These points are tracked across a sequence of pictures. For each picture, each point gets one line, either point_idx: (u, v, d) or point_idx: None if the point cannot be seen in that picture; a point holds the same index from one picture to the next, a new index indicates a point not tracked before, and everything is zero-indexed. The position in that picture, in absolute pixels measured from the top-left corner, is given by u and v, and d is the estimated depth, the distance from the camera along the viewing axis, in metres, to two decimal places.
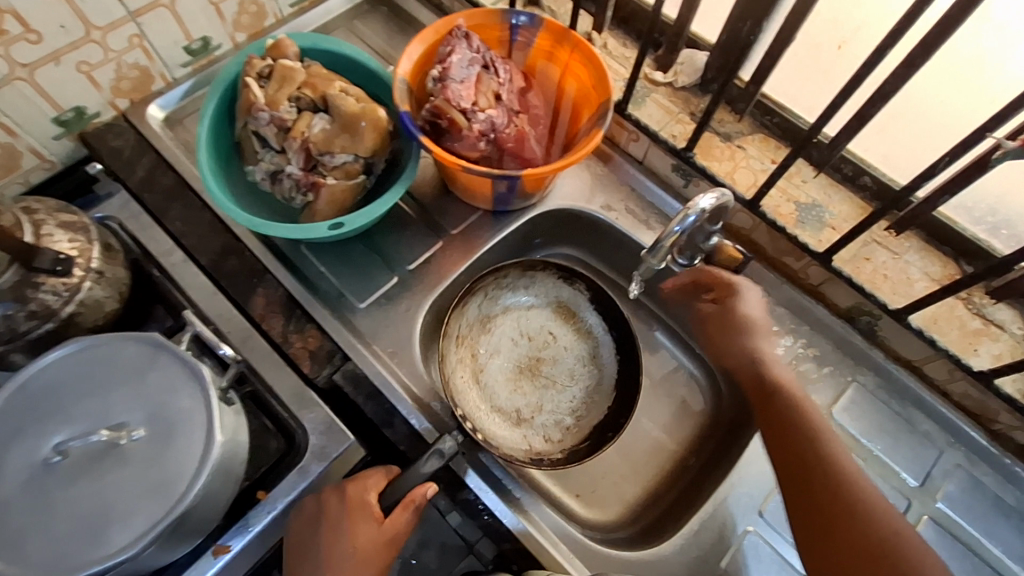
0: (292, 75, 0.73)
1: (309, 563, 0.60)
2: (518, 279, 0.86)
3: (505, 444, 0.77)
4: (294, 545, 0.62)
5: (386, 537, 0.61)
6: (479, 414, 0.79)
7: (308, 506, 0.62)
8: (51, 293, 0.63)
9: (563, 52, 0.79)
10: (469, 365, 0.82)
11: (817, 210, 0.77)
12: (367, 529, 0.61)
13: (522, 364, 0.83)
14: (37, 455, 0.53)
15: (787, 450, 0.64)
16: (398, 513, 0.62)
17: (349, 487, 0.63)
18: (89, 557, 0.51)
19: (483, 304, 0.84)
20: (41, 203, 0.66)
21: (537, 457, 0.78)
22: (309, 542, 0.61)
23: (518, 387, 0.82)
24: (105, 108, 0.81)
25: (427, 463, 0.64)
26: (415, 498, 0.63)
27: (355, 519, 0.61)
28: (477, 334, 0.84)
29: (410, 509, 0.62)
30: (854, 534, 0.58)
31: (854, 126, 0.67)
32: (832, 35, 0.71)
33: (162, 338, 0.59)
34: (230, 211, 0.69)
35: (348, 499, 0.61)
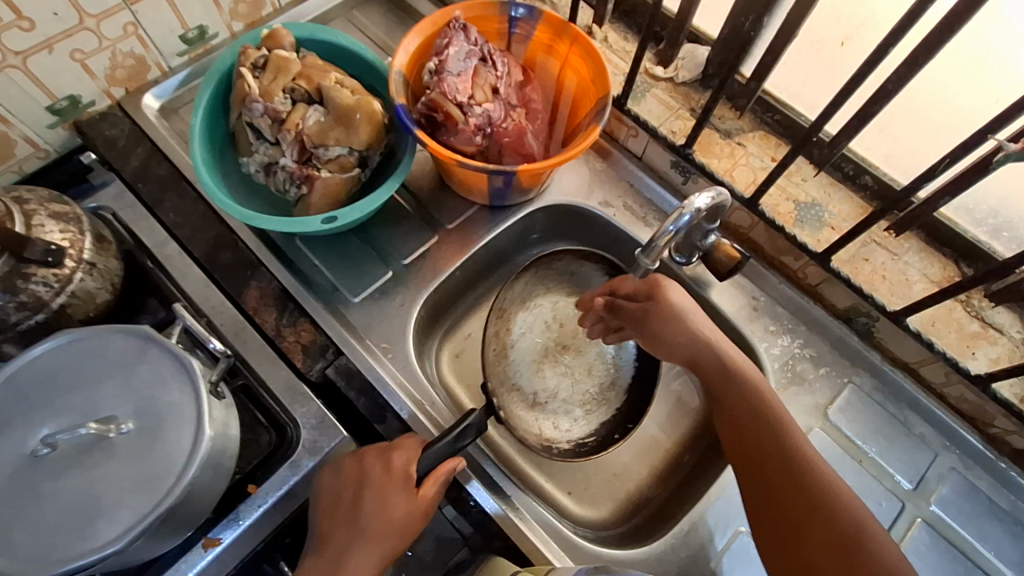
0: (287, 66, 0.72)
1: (341, 526, 0.60)
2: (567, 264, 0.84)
3: (520, 425, 0.76)
4: (326, 505, 0.61)
5: (420, 508, 0.62)
6: (502, 386, 0.78)
7: (347, 467, 0.63)
8: (42, 284, 0.62)
9: (562, 45, 0.77)
10: (500, 337, 0.81)
11: (816, 210, 0.77)
12: (404, 500, 0.61)
13: (548, 348, 0.82)
14: (25, 447, 0.53)
15: (746, 441, 0.62)
16: (428, 482, 0.62)
17: (393, 451, 0.63)
18: (76, 550, 0.51)
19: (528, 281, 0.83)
20: (33, 193, 0.66)
21: (547, 444, 0.77)
22: (345, 505, 0.61)
23: (542, 370, 0.81)
24: (100, 97, 0.81)
25: (461, 436, 0.65)
26: (446, 470, 0.63)
27: (394, 487, 0.61)
28: (518, 310, 0.82)
29: (439, 483, 0.63)
30: (817, 525, 0.55)
31: (856, 125, 0.65)
32: (836, 31, 0.70)
33: (152, 331, 0.59)
34: (224, 203, 0.68)
35: (391, 465, 0.62)
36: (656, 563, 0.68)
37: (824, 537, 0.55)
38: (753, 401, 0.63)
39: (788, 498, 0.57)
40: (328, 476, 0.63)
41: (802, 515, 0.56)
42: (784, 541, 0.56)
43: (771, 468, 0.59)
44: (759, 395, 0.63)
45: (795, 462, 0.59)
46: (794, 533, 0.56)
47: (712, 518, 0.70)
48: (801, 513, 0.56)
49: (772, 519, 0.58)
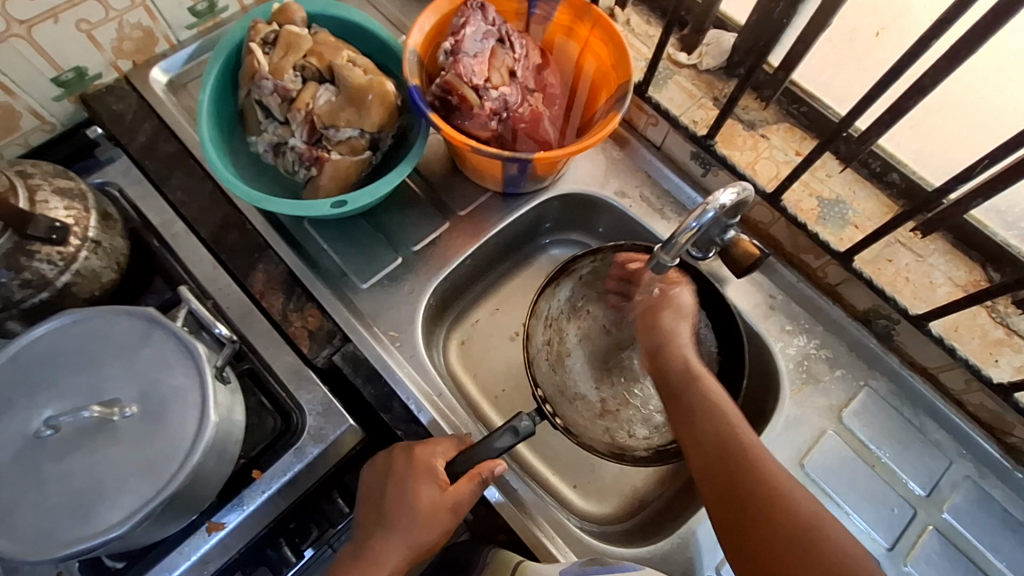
0: (298, 42, 0.70)
1: (372, 513, 0.62)
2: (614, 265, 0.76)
3: (586, 434, 0.71)
4: (367, 496, 0.63)
5: (445, 503, 0.60)
6: (558, 397, 0.74)
7: (379, 462, 0.64)
8: (46, 262, 0.61)
9: (583, 28, 0.74)
10: (555, 346, 0.77)
11: (840, 207, 0.74)
12: (429, 490, 0.60)
13: (612, 353, 0.77)
14: (28, 428, 0.53)
15: (706, 451, 0.57)
16: (463, 482, 0.60)
17: (416, 447, 0.63)
18: (79, 534, 0.50)
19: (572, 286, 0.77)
20: (37, 167, 0.64)
21: (619, 451, 0.71)
22: (377, 495, 0.62)
23: (607, 378, 0.76)
24: (107, 69, 0.79)
25: (500, 438, 0.62)
26: (483, 471, 0.60)
27: (419, 479, 0.60)
28: (566, 319, 0.78)
29: (474, 482, 0.60)
30: (792, 536, 0.50)
31: (887, 120, 0.63)
32: (871, 20, 0.67)
33: (157, 314, 0.58)
34: (230, 183, 0.67)
35: (414, 457, 0.62)
36: (661, 563, 0.67)
37: (797, 548, 0.50)
38: (711, 408, 0.59)
39: (756, 507, 0.53)
40: (367, 469, 0.65)
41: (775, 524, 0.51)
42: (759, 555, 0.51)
43: (737, 477, 0.55)
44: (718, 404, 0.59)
45: (762, 470, 0.54)
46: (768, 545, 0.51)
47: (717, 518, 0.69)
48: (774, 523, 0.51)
49: (743, 532, 0.53)
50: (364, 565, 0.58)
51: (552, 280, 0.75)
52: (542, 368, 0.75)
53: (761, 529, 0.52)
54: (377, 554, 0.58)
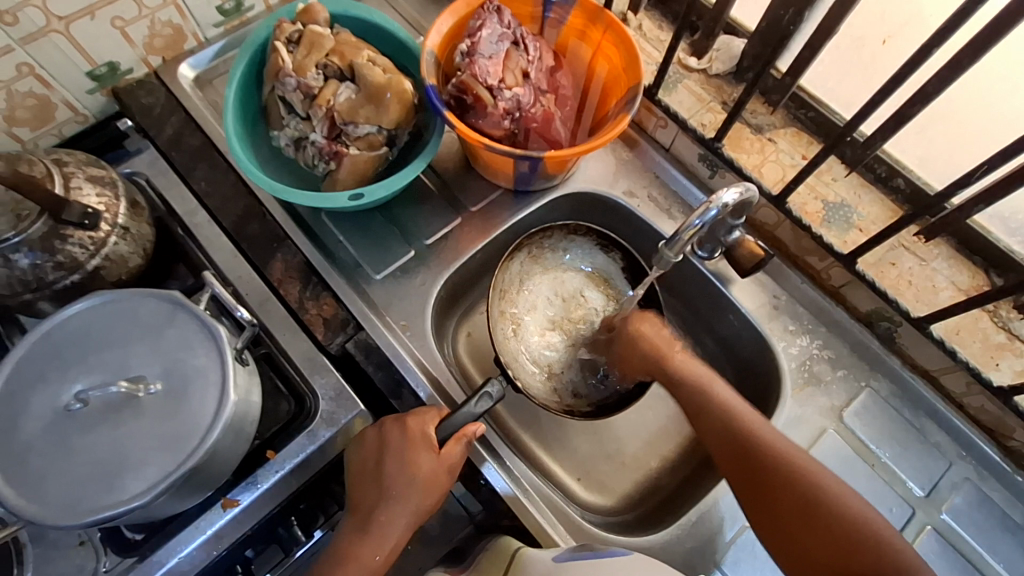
0: (321, 41, 0.73)
1: (369, 489, 0.64)
2: (558, 242, 0.82)
3: (538, 394, 0.78)
4: (357, 466, 0.65)
5: (444, 467, 0.63)
6: (516, 365, 0.79)
7: (369, 437, 0.65)
8: (78, 246, 0.64)
9: (595, 32, 0.77)
10: (507, 317, 0.81)
11: (845, 210, 0.76)
12: (426, 458, 0.62)
13: (556, 321, 0.83)
14: (59, 402, 0.56)
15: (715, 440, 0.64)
16: (451, 445, 0.63)
17: (409, 420, 0.64)
18: (103, 503, 0.53)
19: (524, 261, 0.82)
20: (72, 156, 0.68)
21: (567, 408, 0.78)
22: (369, 464, 0.64)
23: (553, 342, 0.82)
24: (138, 65, 0.83)
25: (479, 403, 0.64)
26: (467, 434, 0.63)
27: (414, 449, 0.62)
28: (516, 292, 0.82)
29: (463, 443, 0.63)
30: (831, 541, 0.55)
31: (891, 127, 0.64)
32: (879, 28, 0.69)
33: (181, 297, 0.60)
34: (253, 175, 0.69)
35: (408, 430, 0.63)
36: (661, 552, 0.69)
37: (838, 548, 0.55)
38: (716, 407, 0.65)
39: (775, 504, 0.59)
40: (354, 448, 0.66)
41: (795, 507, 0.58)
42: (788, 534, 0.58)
43: (749, 466, 0.61)
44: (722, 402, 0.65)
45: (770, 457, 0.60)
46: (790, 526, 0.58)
47: (713, 515, 0.70)
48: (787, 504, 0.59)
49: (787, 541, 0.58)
50: (374, 537, 0.61)
51: (505, 256, 0.79)
52: (501, 340, 0.79)
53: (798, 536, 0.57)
54: (384, 526, 0.62)
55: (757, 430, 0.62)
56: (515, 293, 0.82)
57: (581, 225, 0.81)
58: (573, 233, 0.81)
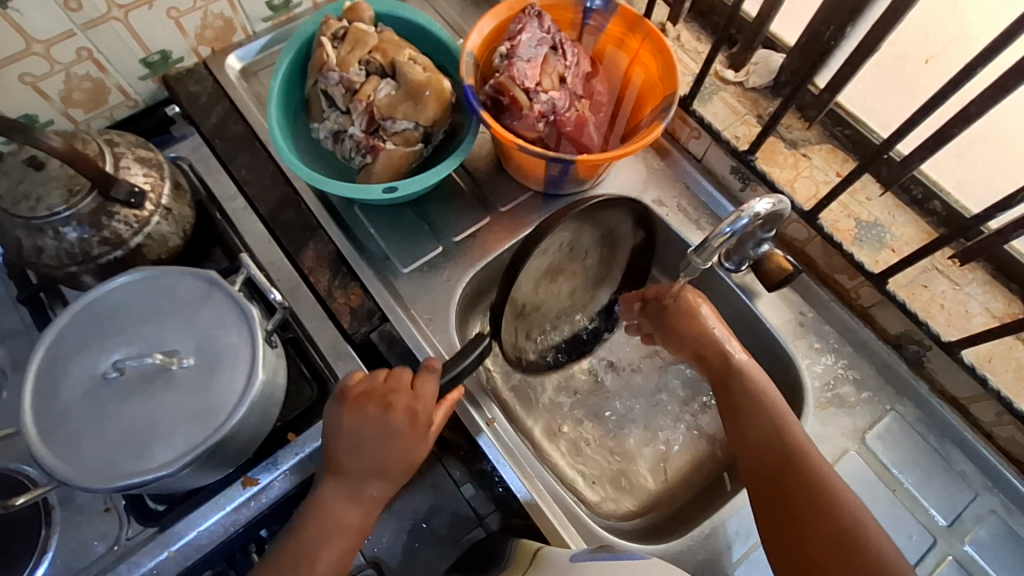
0: (365, 39, 0.75)
1: (360, 462, 0.61)
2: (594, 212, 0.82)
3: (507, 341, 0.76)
4: (339, 439, 0.62)
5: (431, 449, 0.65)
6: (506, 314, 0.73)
7: (370, 413, 0.62)
8: (123, 223, 0.67)
9: (634, 41, 0.78)
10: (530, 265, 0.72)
11: (878, 230, 0.75)
12: (422, 448, 0.63)
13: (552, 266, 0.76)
14: (97, 369, 0.58)
15: (740, 434, 0.64)
16: (440, 413, 0.64)
17: (420, 406, 0.63)
18: (132, 469, 0.54)
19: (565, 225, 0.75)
20: (123, 137, 0.71)
21: (517, 355, 0.79)
22: (359, 444, 0.61)
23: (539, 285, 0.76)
24: (188, 54, 0.86)
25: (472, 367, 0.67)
26: (453, 401, 0.66)
27: (420, 436, 0.63)
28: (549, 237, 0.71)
29: (448, 411, 0.65)
30: (831, 543, 0.55)
31: (929, 146, 0.64)
32: (922, 48, 0.68)
33: (217, 277, 0.62)
34: (292, 165, 0.72)
35: (419, 418, 0.63)
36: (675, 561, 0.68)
37: (836, 554, 0.54)
38: (751, 394, 0.65)
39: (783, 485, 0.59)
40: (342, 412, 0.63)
41: (809, 520, 0.56)
42: (791, 543, 0.56)
43: (774, 471, 0.60)
44: (762, 395, 0.65)
45: (805, 467, 0.59)
46: (800, 531, 0.56)
47: (727, 531, 0.70)
48: (807, 508, 0.57)
49: (783, 525, 0.58)
50: (362, 509, 0.62)
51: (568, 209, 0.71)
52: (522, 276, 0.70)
53: (804, 530, 0.56)
54: (373, 501, 0.62)
55: (795, 431, 0.62)
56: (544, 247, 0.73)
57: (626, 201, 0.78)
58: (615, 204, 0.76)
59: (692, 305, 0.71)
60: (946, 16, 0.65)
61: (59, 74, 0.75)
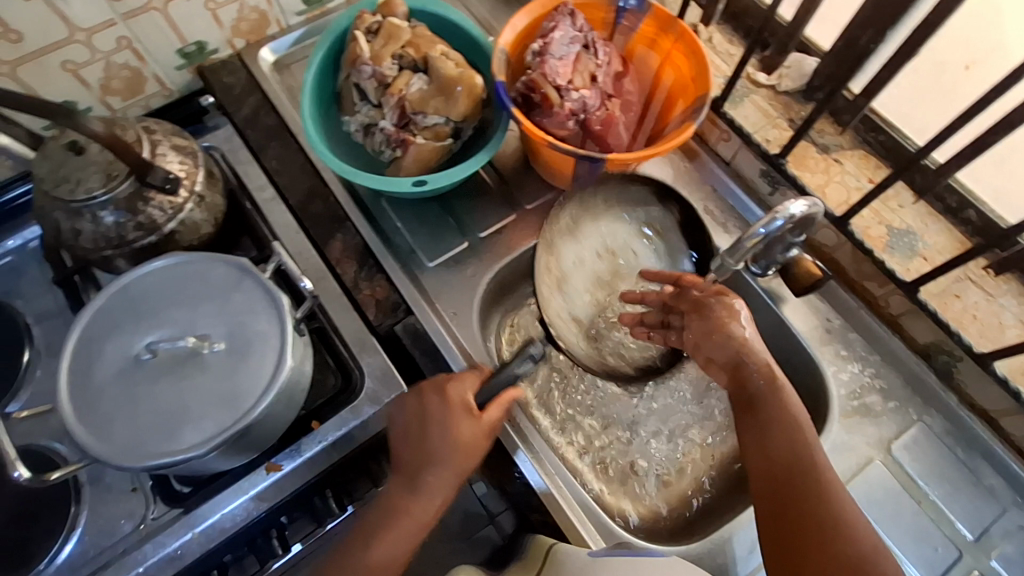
0: (398, 33, 0.75)
1: (412, 452, 0.65)
2: (613, 194, 0.83)
3: (580, 356, 0.80)
4: (397, 433, 0.67)
5: (484, 431, 0.65)
6: (558, 320, 0.81)
7: (410, 403, 0.67)
8: (158, 209, 0.68)
9: (666, 41, 0.77)
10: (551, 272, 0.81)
11: (910, 238, 0.74)
12: (466, 422, 0.64)
13: (602, 277, 0.83)
14: (130, 350, 0.59)
15: (763, 456, 0.58)
16: (494, 408, 0.66)
17: (447, 386, 0.66)
18: (162, 449, 0.55)
19: (574, 211, 0.83)
20: (159, 125, 0.72)
21: (609, 371, 0.80)
22: (411, 433, 0.66)
23: (597, 299, 0.83)
24: (223, 46, 0.88)
25: (520, 365, 0.70)
26: (507, 398, 0.67)
27: (455, 416, 0.64)
28: (564, 238, 0.83)
29: (504, 407, 0.66)
30: None
31: (968, 154, 0.63)
32: (962, 54, 0.67)
33: (249, 264, 0.63)
34: (324, 156, 0.72)
35: (448, 397, 0.65)
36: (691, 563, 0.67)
37: None
38: (782, 419, 0.58)
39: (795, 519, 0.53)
40: (398, 409, 0.68)
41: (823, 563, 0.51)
42: None
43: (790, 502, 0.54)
44: (792, 420, 0.58)
45: (827, 505, 0.53)
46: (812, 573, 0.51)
47: (734, 545, 0.70)
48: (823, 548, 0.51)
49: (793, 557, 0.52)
50: (424, 498, 0.63)
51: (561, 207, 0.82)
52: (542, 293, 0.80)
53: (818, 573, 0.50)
54: (431, 488, 0.63)
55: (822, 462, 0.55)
56: (563, 246, 0.83)
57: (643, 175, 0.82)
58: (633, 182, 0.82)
59: (726, 306, 0.64)
60: (987, 22, 0.65)
61: (99, 62, 0.76)
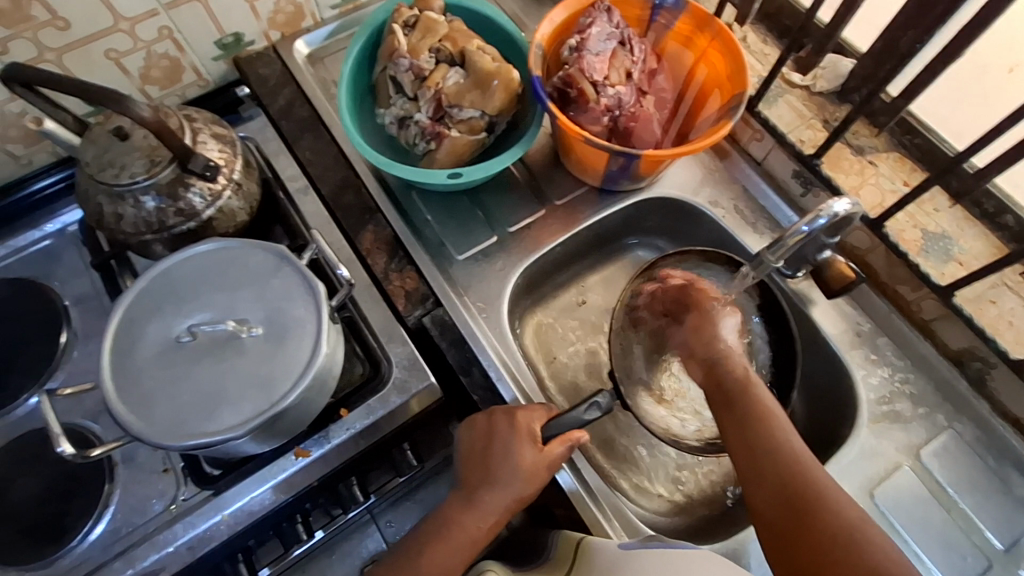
0: (435, 27, 0.76)
1: (476, 471, 0.65)
2: (692, 268, 0.78)
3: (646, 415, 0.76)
4: (466, 454, 0.67)
5: (544, 463, 0.64)
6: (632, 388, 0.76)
7: (478, 423, 0.67)
8: (198, 196, 0.69)
9: (703, 39, 0.77)
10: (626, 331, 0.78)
11: (945, 242, 0.74)
12: (529, 451, 0.64)
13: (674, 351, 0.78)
14: (170, 333, 0.60)
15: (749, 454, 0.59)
16: (557, 444, 0.65)
17: (518, 412, 0.66)
18: (199, 429, 0.56)
19: (651, 281, 0.78)
20: (199, 113, 0.73)
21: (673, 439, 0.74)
22: (479, 456, 0.66)
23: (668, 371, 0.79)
24: (259, 38, 0.89)
25: (588, 411, 0.66)
26: (573, 438, 0.65)
27: (520, 440, 0.64)
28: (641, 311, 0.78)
29: (567, 446, 0.65)
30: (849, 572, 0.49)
31: (1010, 157, 0.62)
32: (1004, 57, 0.69)
33: (287, 252, 0.64)
34: (361, 147, 0.73)
35: (516, 422, 0.65)
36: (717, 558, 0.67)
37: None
38: (762, 418, 0.60)
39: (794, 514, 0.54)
40: (465, 430, 0.68)
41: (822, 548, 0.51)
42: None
43: (787, 496, 0.55)
44: (770, 416, 0.60)
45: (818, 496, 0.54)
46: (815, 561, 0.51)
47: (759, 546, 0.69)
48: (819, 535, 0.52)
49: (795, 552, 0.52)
50: (476, 512, 0.63)
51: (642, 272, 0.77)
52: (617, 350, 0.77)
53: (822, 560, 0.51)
54: (486, 504, 0.63)
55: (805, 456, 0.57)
56: (638, 315, 0.78)
57: (721, 254, 0.77)
58: (712, 260, 0.77)
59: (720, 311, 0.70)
60: None
61: (141, 50, 0.78)
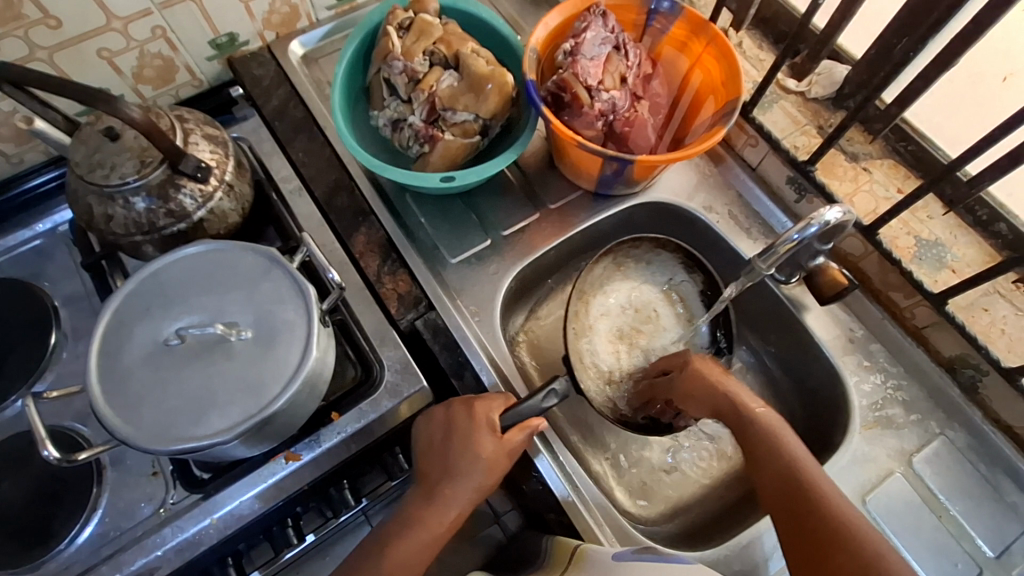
0: (430, 30, 0.76)
1: (436, 463, 0.65)
2: (643, 254, 0.84)
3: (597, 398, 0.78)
4: (422, 446, 0.67)
5: (504, 451, 0.64)
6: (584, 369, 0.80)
7: (437, 415, 0.67)
8: (189, 197, 0.69)
9: (698, 44, 0.77)
10: (581, 313, 0.83)
11: (938, 250, 0.73)
12: (489, 440, 0.64)
13: (624, 331, 0.85)
14: (159, 335, 0.60)
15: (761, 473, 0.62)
16: (515, 432, 0.64)
17: (475, 403, 0.66)
18: (187, 434, 0.56)
19: (607, 267, 0.84)
20: (191, 114, 0.72)
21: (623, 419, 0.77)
22: (435, 446, 0.66)
23: (620, 352, 0.83)
24: (254, 38, 0.88)
25: (544, 399, 0.65)
26: (532, 425, 0.64)
27: (478, 429, 0.64)
28: (594, 293, 0.84)
29: (526, 433, 0.64)
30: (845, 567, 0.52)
31: (1002, 165, 0.62)
32: (1000, 65, 0.70)
33: (278, 254, 0.64)
34: (353, 149, 0.73)
35: (474, 413, 0.65)
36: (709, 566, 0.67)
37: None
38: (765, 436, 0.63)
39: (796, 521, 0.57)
40: (423, 422, 0.68)
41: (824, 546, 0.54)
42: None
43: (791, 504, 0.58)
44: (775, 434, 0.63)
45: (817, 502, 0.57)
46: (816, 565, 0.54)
47: (756, 549, 0.69)
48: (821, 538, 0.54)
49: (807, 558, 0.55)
50: (439, 506, 0.63)
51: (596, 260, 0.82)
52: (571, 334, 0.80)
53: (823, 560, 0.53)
54: (449, 499, 0.63)
55: (807, 466, 0.60)
56: (593, 299, 0.85)
57: (671, 242, 0.83)
58: (662, 249, 0.83)
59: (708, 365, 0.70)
60: None
61: (133, 50, 0.77)
